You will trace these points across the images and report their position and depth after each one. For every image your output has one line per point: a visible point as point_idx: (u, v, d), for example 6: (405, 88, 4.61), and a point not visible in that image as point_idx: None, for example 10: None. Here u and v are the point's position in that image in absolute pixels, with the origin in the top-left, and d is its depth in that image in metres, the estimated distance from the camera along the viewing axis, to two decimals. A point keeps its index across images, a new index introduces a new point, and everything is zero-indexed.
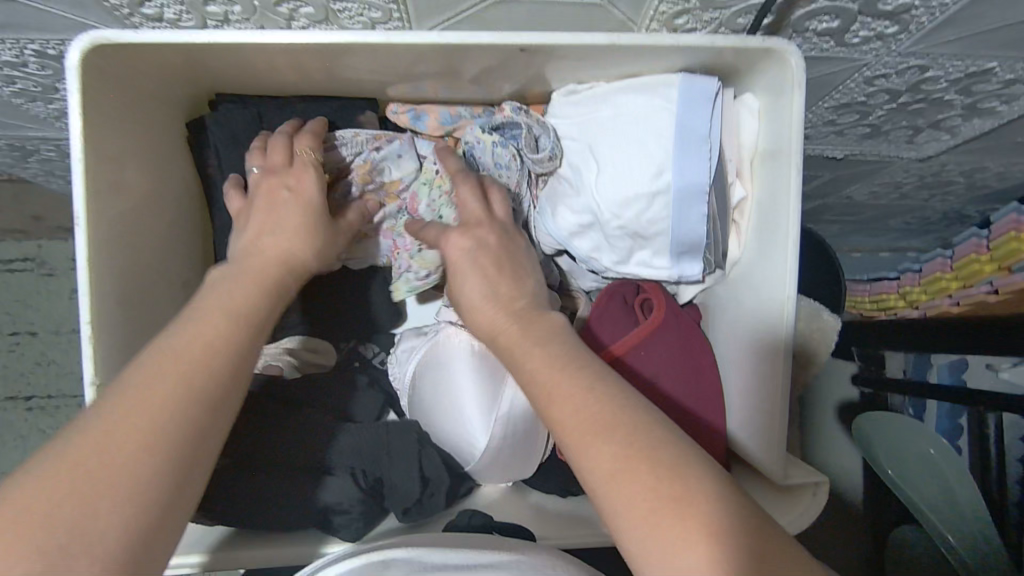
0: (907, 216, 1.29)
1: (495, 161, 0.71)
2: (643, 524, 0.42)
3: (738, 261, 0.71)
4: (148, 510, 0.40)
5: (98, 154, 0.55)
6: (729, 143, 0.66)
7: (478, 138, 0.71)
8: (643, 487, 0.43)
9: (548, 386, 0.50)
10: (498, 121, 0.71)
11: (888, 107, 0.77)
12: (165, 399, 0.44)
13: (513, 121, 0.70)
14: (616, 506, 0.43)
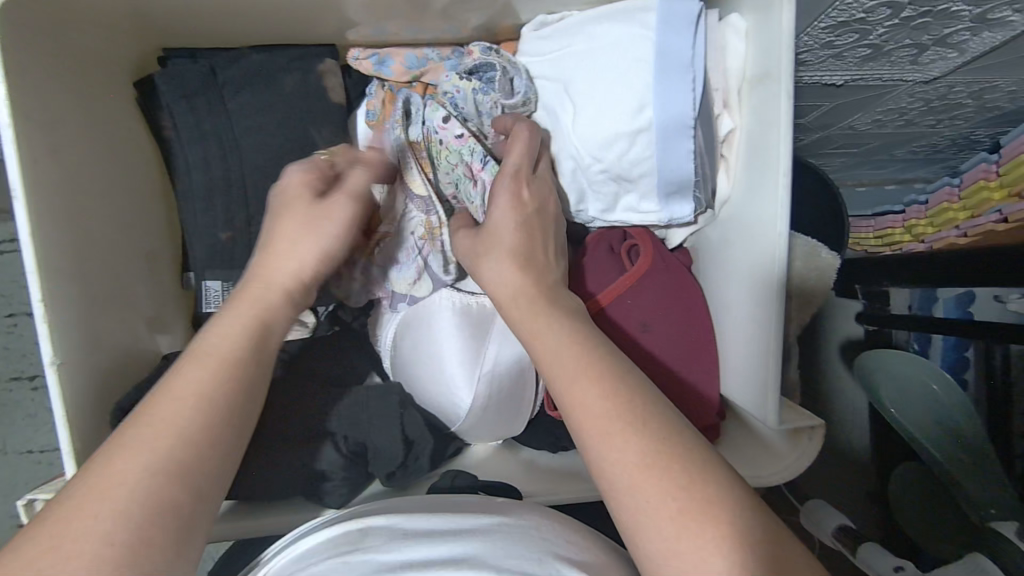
0: (915, 144, 1.23)
1: (476, 110, 0.66)
2: (646, 495, 0.42)
3: (729, 199, 0.63)
4: (143, 520, 0.39)
5: (29, 120, 0.52)
6: (714, 69, 0.59)
7: (456, 86, 0.65)
8: (651, 469, 0.42)
9: (545, 349, 0.49)
10: (470, 65, 0.65)
11: (889, 22, 0.71)
12: (163, 424, 0.43)
13: (485, 62, 0.64)
14: (624, 483, 0.43)
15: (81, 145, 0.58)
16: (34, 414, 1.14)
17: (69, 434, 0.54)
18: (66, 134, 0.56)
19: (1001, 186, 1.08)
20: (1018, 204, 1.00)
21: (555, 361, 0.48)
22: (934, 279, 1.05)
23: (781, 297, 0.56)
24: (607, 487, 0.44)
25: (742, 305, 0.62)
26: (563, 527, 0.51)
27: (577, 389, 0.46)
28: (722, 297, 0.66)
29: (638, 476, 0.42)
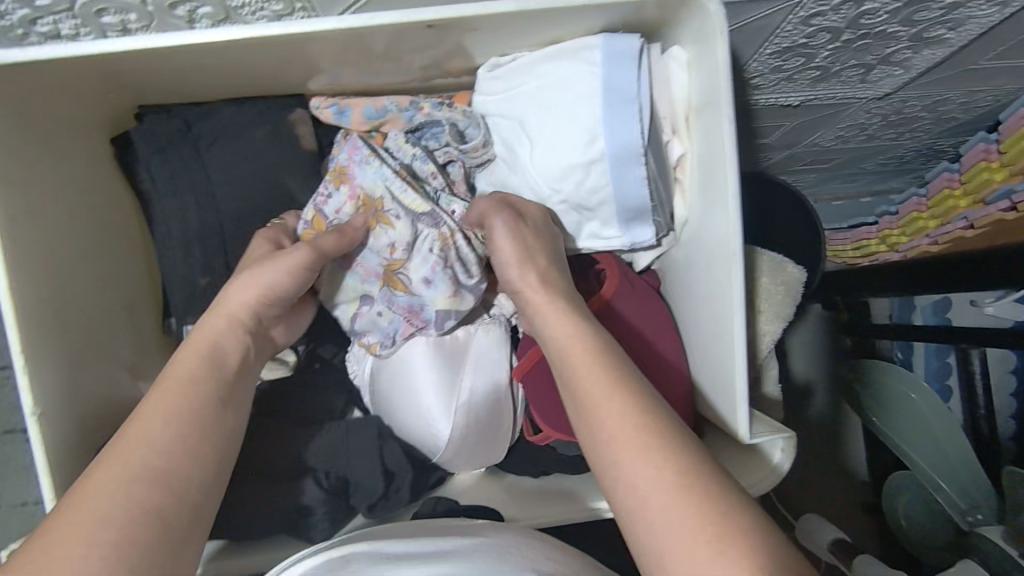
0: (883, 157, 1.26)
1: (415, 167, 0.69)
2: (686, 540, 0.42)
3: (686, 221, 0.66)
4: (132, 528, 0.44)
5: (5, 183, 0.54)
6: (660, 99, 0.63)
7: (399, 146, 0.69)
8: (690, 509, 0.43)
9: (585, 390, 0.51)
10: (417, 122, 0.69)
11: (833, 45, 0.75)
12: (140, 447, 0.47)
13: (433, 118, 0.69)
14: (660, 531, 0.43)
15: (59, 204, 0.60)
16: (29, 468, 1.15)
17: (50, 485, 0.54)
18: (39, 192, 0.58)
19: (966, 193, 1.11)
20: (983, 209, 1.03)
21: (597, 404, 0.49)
22: (911, 286, 1.07)
23: (739, 313, 0.58)
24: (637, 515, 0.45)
25: (705, 323, 0.64)
26: (536, 548, 0.51)
27: (608, 416, 0.48)
28: (687, 314, 0.68)
29: (685, 522, 0.43)
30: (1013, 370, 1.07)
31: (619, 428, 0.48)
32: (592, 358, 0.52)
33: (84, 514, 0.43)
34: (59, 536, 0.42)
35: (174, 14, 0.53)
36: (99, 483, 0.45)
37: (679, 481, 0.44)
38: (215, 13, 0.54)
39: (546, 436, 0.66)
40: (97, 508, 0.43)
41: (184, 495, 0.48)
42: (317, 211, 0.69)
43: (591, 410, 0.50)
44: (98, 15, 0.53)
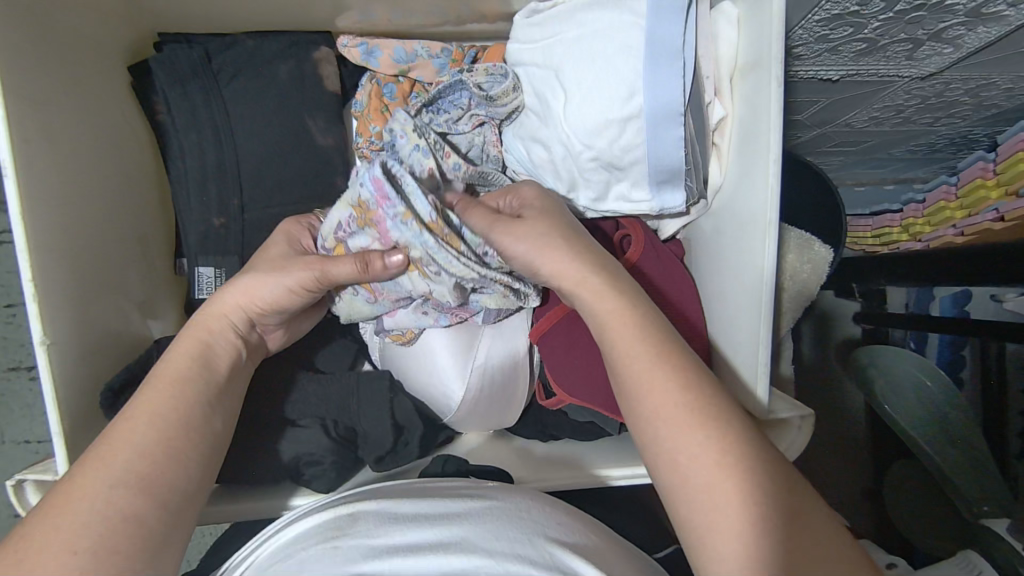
0: (913, 143, 1.23)
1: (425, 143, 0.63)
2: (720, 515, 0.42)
3: (721, 188, 0.63)
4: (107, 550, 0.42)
5: (17, 99, 0.51)
6: (705, 57, 0.59)
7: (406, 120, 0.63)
8: (734, 489, 0.42)
9: (626, 354, 0.49)
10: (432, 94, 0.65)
11: (884, 16, 0.71)
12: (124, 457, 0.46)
13: (451, 82, 0.65)
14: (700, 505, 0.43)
15: (73, 131, 0.58)
16: (33, 404, 1.15)
17: (57, 415, 0.54)
18: (54, 113, 0.55)
19: (998, 184, 1.08)
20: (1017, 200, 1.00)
21: (639, 371, 0.48)
22: (933, 275, 1.05)
23: (771, 283, 0.57)
24: (680, 484, 0.44)
25: (732, 295, 0.62)
26: (550, 510, 0.51)
27: (652, 386, 0.47)
28: (711, 285, 0.66)
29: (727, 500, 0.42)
30: None
31: (663, 401, 0.46)
32: (628, 330, 0.50)
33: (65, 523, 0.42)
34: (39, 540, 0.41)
35: None
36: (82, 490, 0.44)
37: (725, 458, 0.43)
38: None
39: (560, 399, 0.65)
40: (79, 516, 0.42)
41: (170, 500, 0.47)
42: (338, 239, 0.59)
43: (634, 383, 0.48)
44: None
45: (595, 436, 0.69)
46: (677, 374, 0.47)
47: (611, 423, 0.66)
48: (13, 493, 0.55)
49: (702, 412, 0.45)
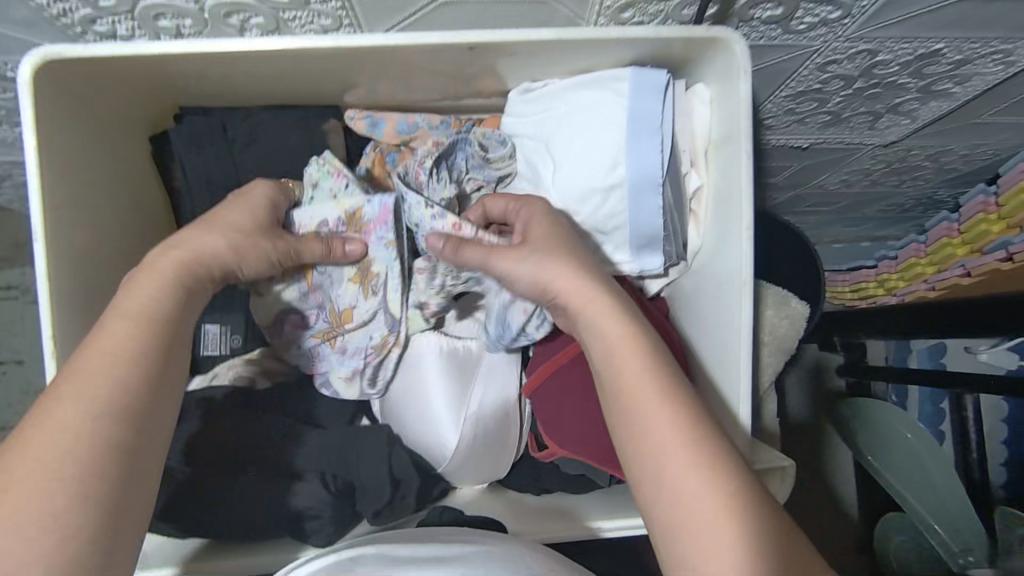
0: (882, 203, 1.32)
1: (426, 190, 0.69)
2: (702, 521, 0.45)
3: (699, 251, 0.68)
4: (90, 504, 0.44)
5: (53, 168, 0.56)
6: (682, 132, 0.65)
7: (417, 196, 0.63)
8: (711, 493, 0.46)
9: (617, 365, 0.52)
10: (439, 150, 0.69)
11: (844, 92, 0.78)
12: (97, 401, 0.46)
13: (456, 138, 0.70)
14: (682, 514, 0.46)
15: (99, 195, 0.62)
16: None
17: None
18: (83, 180, 0.60)
19: (963, 242, 1.14)
20: (982, 257, 1.06)
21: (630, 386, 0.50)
22: (909, 330, 1.10)
23: (748, 340, 0.61)
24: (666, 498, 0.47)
25: (712, 350, 0.66)
26: (547, 560, 0.52)
27: (645, 399, 0.49)
28: (693, 340, 0.70)
29: (711, 514, 0.45)
30: (1004, 419, 1.13)
31: (656, 418, 0.49)
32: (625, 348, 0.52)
33: (40, 472, 0.43)
34: (23, 463, 0.43)
35: (227, 22, 0.58)
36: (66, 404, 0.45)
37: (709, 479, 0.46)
38: (266, 24, 0.58)
39: (552, 452, 0.67)
40: (55, 462, 0.43)
41: (151, 436, 0.49)
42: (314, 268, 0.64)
43: (634, 399, 0.50)
44: (155, 18, 0.56)
45: (590, 487, 0.71)
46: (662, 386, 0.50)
47: (601, 475, 0.68)
48: None
49: (692, 437, 0.48)
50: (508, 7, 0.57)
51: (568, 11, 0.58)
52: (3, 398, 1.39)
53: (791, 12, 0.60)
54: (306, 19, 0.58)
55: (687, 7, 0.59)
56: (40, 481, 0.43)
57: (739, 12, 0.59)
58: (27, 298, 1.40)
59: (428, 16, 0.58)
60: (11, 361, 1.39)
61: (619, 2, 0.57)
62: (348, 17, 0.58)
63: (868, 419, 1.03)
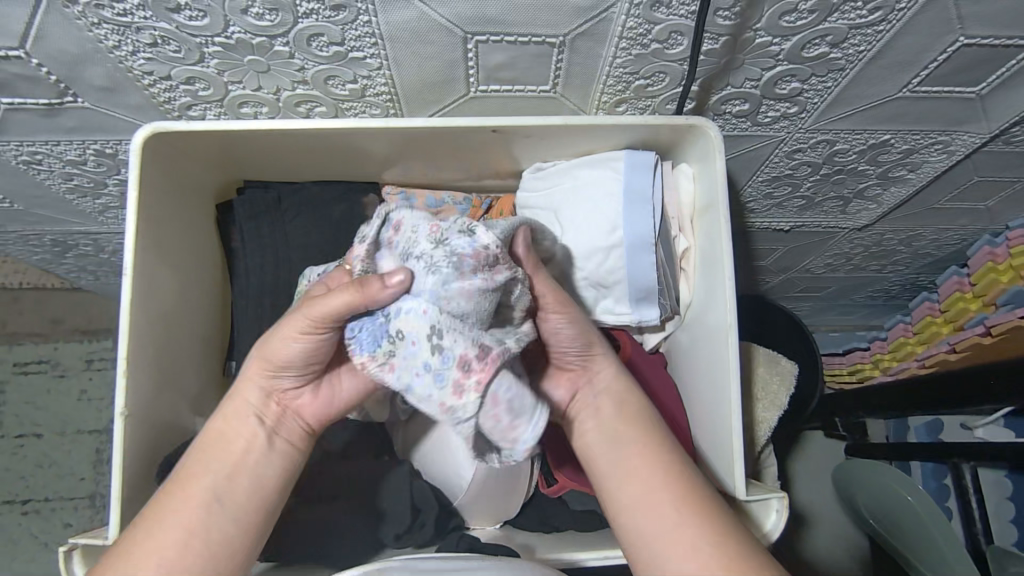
0: (868, 289, 1.41)
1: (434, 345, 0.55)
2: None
3: (690, 304, 0.77)
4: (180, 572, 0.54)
5: (147, 221, 0.67)
6: (671, 203, 0.76)
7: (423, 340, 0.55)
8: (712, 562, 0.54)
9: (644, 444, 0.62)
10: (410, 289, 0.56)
11: (814, 177, 0.90)
12: (202, 482, 0.58)
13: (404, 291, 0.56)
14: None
15: (176, 249, 0.73)
16: None
17: (119, 483, 0.64)
18: (164, 233, 0.71)
19: (946, 320, 1.22)
20: (963, 332, 1.13)
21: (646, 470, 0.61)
22: (904, 405, 1.15)
23: (737, 380, 0.67)
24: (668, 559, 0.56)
25: (707, 394, 0.72)
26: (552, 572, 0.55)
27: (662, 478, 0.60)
28: (690, 386, 0.77)
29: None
30: (1009, 496, 1.13)
31: (636, 477, 0.60)
32: (610, 420, 0.64)
33: (157, 532, 0.55)
34: (155, 516, 0.56)
35: (296, 110, 0.71)
36: (168, 507, 0.56)
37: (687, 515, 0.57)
38: (327, 112, 0.72)
39: (561, 486, 0.74)
40: (165, 524, 0.56)
41: (243, 521, 0.58)
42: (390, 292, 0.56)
43: (606, 468, 0.62)
44: (240, 106, 0.70)
45: (594, 526, 0.76)
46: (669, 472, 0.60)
47: None
48: (61, 561, 0.61)
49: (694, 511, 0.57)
50: (523, 100, 0.71)
51: (572, 104, 0.72)
52: (18, 470, 1.42)
53: (756, 107, 0.73)
54: (359, 109, 0.72)
55: (670, 102, 0.72)
56: (157, 533, 0.55)
57: (713, 106, 0.72)
58: (55, 372, 1.47)
59: (459, 107, 0.72)
60: (31, 433, 1.44)
61: (613, 98, 0.70)
62: (394, 107, 0.71)
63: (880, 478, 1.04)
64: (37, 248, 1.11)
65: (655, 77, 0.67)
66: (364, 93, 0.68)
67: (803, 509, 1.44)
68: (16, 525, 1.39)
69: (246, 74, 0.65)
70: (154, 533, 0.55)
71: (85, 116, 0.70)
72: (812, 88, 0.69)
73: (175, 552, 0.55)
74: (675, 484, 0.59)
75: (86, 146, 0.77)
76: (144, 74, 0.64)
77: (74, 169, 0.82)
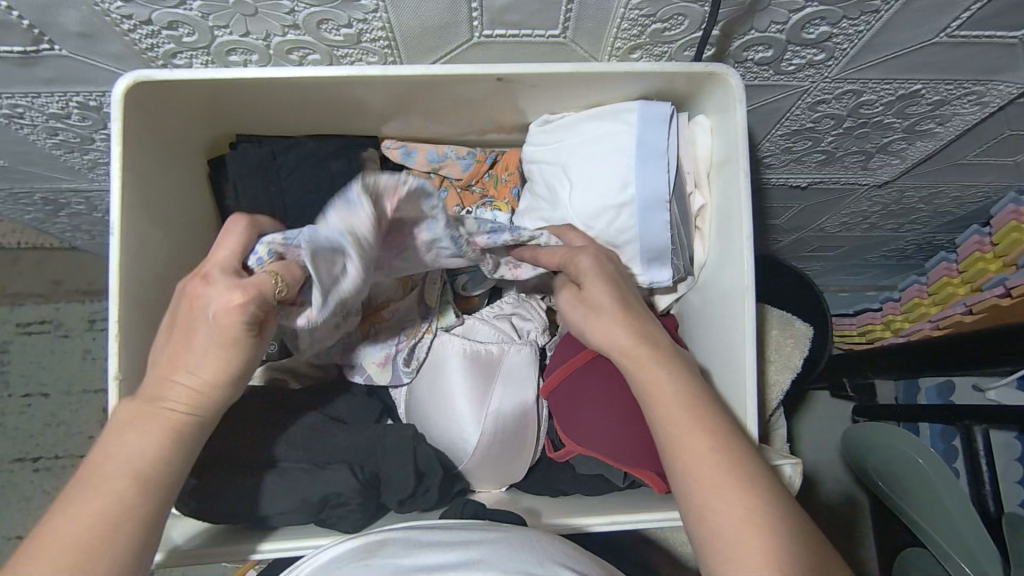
0: (883, 248, 1.38)
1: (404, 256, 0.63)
2: (727, 531, 0.51)
3: (704, 265, 0.74)
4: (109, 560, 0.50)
5: (134, 178, 0.64)
6: (686, 157, 0.72)
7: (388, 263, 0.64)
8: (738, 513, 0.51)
9: (653, 385, 0.58)
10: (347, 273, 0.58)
11: (836, 131, 0.86)
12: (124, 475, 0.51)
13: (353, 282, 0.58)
14: (716, 529, 0.52)
15: (167, 209, 0.70)
16: None
17: None
18: (152, 191, 0.68)
19: (963, 282, 1.18)
20: (980, 294, 1.10)
21: (667, 413, 0.56)
22: (916, 367, 1.13)
23: (753, 343, 0.65)
24: (696, 509, 0.53)
25: (721, 358, 0.70)
26: (559, 540, 0.54)
27: (676, 421, 0.56)
28: (701, 349, 0.75)
29: (735, 534, 0.51)
30: (1017, 458, 1.12)
31: (700, 458, 0.54)
32: (660, 385, 0.58)
33: (74, 523, 0.50)
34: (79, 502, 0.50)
35: (288, 57, 0.67)
36: (98, 492, 0.50)
37: (754, 510, 0.51)
38: (321, 59, 0.68)
39: (569, 451, 0.72)
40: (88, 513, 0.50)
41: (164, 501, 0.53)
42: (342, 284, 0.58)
43: (671, 440, 0.56)
44: (228, 53, 0.66)
45: (600, 489, 0.75)
46: (687, 411, 0.56)
47: (615, 473, 0.72)
48: None
49: (717, 457, 0.54)
50: (532, 47, 0.66)
51: (583, 50, 0.67)
52: (26, 429, 1.42)
53: (780, 54, 0.68)
54: (355, 56, 0.67)
55: (688, 49, 0.67)
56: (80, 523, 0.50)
57: (734, 54, 0.68)
58: (59, 332, 1.46)
59: (461, 55, 0.67)
60: (38, 392, 1.44)
61: (627, 44, 0.66)
62: (393, 54, 0.67)
63: (882, 439, 1.05)
64: (29, 207, 1.08)
65: (673, 20, 0.62)
66: (360, 39, 0.64)
67: (809, 469, 1.44)
68: (28, 481, 1.40)
69: (233, 18, 0.60)
70: (75, 526, 0.49)
71: (64, 65, 0.66)
72: (842, 33, 0.64)
73: (124, 536, 0.51)
74: (696, 425, 0.55)
75: (68, 98, 0.73)
76: (123, 18, 0.60)
77: (59, 124, 0.79)
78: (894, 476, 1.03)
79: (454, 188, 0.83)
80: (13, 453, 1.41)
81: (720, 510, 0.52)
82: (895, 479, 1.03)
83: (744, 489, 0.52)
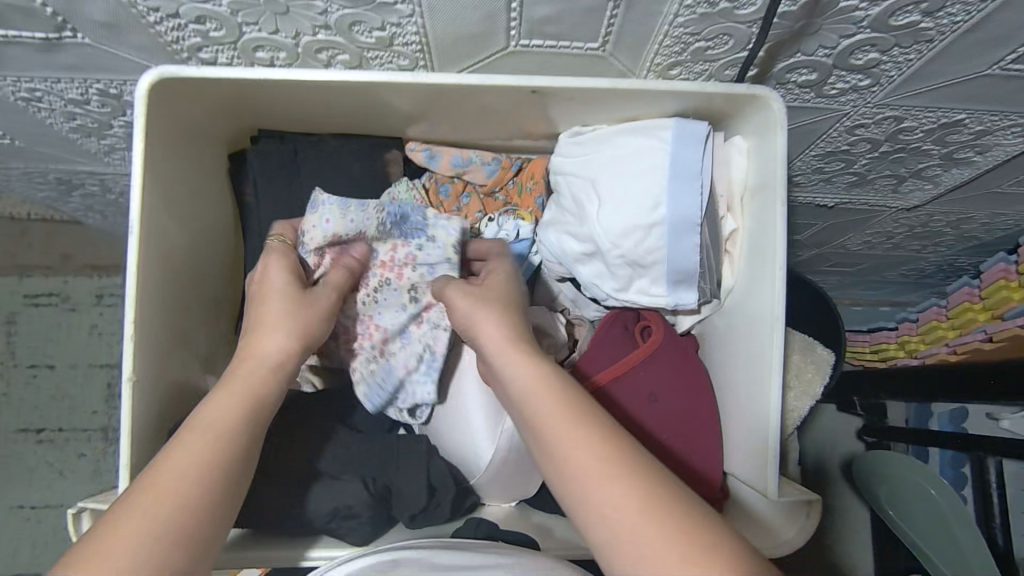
0: (903, 267, 1.36)
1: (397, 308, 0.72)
2: (628, 520, 0.45)
3: (732, 290, 0.72)
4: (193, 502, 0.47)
5: (155, 174, 0.62)
6: (720, 179, 0.70)
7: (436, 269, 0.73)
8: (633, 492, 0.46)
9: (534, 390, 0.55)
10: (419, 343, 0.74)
11: (871, 154, 0.83)
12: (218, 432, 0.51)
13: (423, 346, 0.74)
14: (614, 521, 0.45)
15: (185, 205, 0.69)
16: None
17: (128, 450, 0.61)
18: (172, 188, 0.66)
19: (985, 308, 1.16)
20: (1003, 323, 1.07)
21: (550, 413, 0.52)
22: (930, 392, 1.11)
23: (779, 377, 0.64)
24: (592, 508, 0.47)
25: (744, 387, 0.68)
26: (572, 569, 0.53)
27: (555, 414, 0.52)
28: (722, 375, 0.73)
29: (631, 516, 0.45)
30: None
31: (612, 486, 0.47)
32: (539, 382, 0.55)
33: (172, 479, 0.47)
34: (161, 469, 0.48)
35: (316, 57, 0.65)
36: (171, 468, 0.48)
37: (686, 528, 0.44)
38: (350, 60, 0.66)
39: None
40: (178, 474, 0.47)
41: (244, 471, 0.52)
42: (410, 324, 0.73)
43: (574, 472, 0.49)
44: (255, 50, 0.64)
45: None
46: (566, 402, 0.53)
47: None
48: (70, 522, 0.61)
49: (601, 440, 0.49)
50: (568, 59, 0.64)
51: (621, 65, 0.65)
52: (31, 401, 1.42)
53: (824, 78, 0.65)
54: (386, 59, 0.65)
55: (730, 68, 0.65)
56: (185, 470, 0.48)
57: (777, 75, 0.65)
58: (66, 306, 1.45)
59: (493, 63, 0.65)
60: (44, 365, 1.43)
61: (668, 60, 0.63)
62: (425, 59, 0.65)
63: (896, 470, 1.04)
64: (43, 185, 1.07)
65: (717, 39, 0.60)
66: (392, 42, 0.62)
67: (811, 484, 1.44)
68: (32, 453, 1.41)
69: (262, 15, 0.58)
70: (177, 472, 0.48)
71: (86, 53, 0.64)
72: (891, 60, 0.62)
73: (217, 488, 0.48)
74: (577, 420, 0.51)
75: (88, 85, 0.71)
76: (149, 11, 0.58)
77: (77, 109, 0.77)
78: (905, 508, 1.02)
79: (477, 194, 0.82)
80: (16, 425, 1.41)
81: (617, 503, 0.46)
82: (906, 512, 1.02)
83: (672, 518, 0.44)
